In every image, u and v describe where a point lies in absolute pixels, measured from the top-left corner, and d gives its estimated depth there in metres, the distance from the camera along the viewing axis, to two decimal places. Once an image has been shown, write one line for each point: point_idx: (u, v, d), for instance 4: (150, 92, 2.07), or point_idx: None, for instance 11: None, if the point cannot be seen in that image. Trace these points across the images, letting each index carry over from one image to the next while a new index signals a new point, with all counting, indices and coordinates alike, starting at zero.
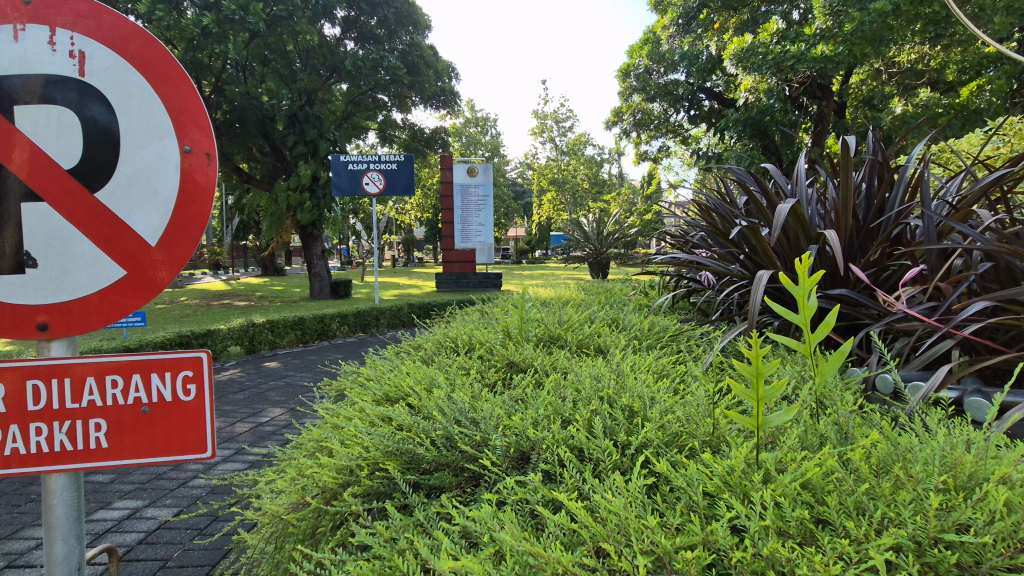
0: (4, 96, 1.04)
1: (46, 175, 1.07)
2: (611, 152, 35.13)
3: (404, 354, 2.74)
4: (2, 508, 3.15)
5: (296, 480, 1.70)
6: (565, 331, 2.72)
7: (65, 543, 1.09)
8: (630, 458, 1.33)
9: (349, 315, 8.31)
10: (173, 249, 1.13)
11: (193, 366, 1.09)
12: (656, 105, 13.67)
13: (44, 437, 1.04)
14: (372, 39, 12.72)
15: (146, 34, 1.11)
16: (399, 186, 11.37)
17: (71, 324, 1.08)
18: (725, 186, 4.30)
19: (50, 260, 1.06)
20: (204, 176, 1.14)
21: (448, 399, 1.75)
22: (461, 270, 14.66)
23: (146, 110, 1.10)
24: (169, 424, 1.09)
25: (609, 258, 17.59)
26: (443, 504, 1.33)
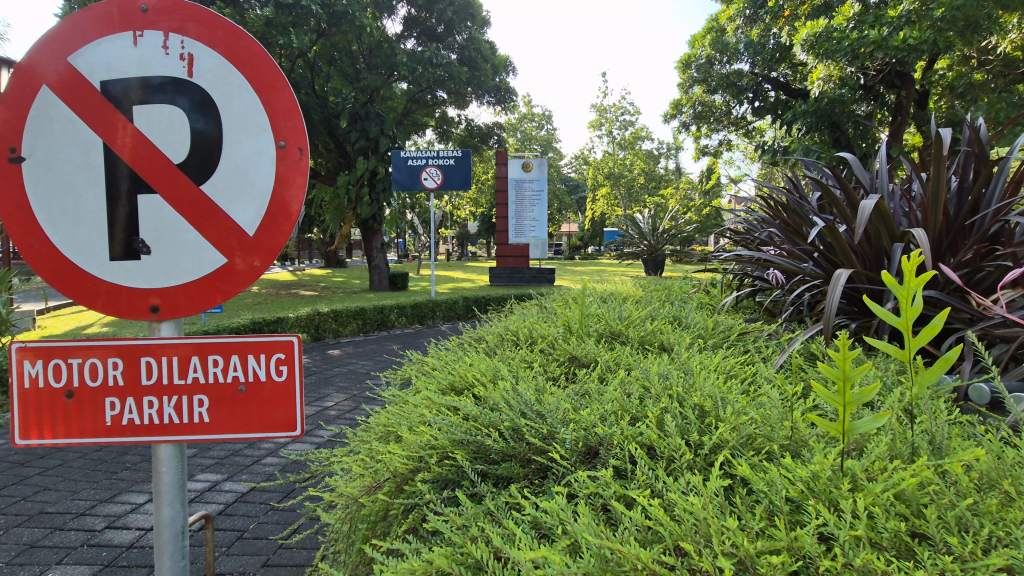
0: (127, 96, 1.15)
1: (156, 168, 1.16)
2: (668, 147, 34.25)
3: (466, 345, 2.80)
4: (102, 474, 3.47)
5: (367, 466, 1.78)
6: (627, 328, 2.68)
7: (171, 508, 1.19)
8: (704, 459, 1.30)
9: (406, 307, 8.56)
10: (264, 238, 1.18)
11: (284, 349, 1.15)
12: (717, 96, 13.17)
13: (155, 410, 1.14)
14: (433, 35, 13.02)
15: (243, 34, 1.17)
16: (456, 180, 11.48)
17: (177, 308, 1.17)
18: (795, 180, 4.10)
19: (160, 247, 1.15)
20: (297, 168, 1.19)
21: (513, 391, 1.76)
22: (515, 265, 14.73)
23: (244, 107, 1.17)
24: (263, 404, 1.16)
25: (665, 255, 17.13)
26: (512, 495, 1.35)
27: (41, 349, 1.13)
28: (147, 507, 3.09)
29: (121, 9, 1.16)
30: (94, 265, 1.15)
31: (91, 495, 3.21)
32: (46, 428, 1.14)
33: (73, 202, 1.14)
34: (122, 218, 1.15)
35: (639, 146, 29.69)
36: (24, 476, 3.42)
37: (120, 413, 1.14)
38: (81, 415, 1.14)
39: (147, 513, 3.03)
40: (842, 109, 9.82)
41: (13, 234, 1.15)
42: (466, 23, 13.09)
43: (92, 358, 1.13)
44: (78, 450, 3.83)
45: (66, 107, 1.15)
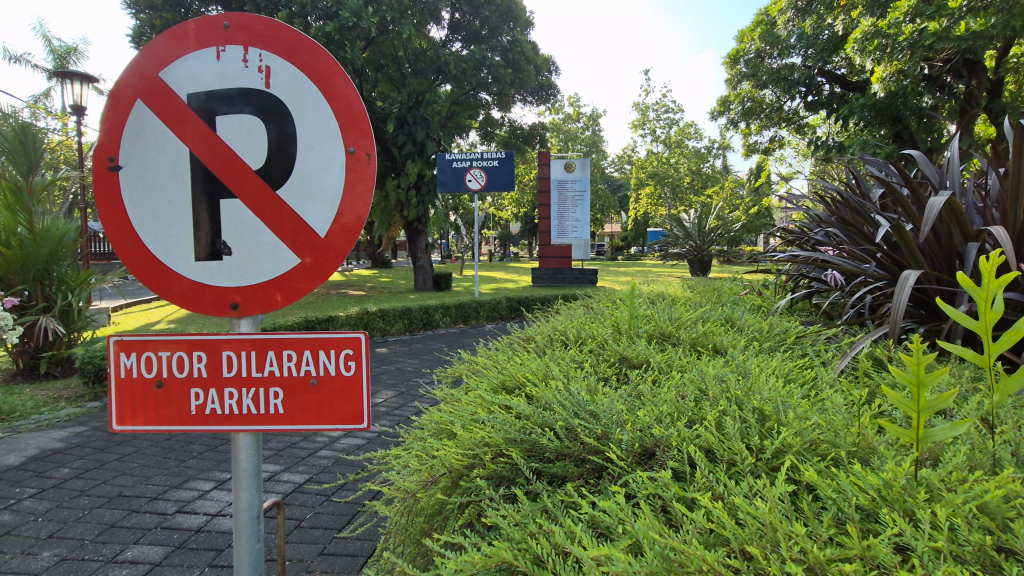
0: (211, 107, 1.24)
1: (235, 173, 1.24)
2: (715, 143, 33.30)
3: (515, 345, 2.83)
4: (172, 462, 3.70)
5: (423, 462, 1.84)
6: (677, 330, 2.64)
7: (248, 493, 1.26)
8: (766, 463, 1.26)
9: (451, 307, 8.70)
10: (336, 239, 1.24)
11: (353, 345, 1.21)
12: (768, 92, 12.75)
13: (235, 401, 1.22)
14: (476, 39, 13.16)
15: (313, 44, 1.23)
16: (500, 182, 11.56)
17: (255, 305, 1.24)
18: (855, 176, 3.93)
19: (240, 248, 1.23)
20: (366, 173, 1.23)
21: (565, 391, 1.77)
22: (557, 265, 14.71)
23: (317, 115, 1.23)
24: (333, 398, 1.22)
25: (712, 255, 16.66)
26: (568, 493, 1.35)
27: (135, 342, 1.23)
28: (213, 494, 3.27)
29: (204, 26, 1.24)
30: (181, 264, 1.24)
31: (163, 481, 3.43)
32: (139, 415, 1.24)
33: (162, 206, 1.24)
34: (206, 220, 1.24)
35: (685, 144, 28.98)
36: (104, 461, 3.68)
37: (203, 403, 1.22)
38: (169, 404, 1.23)
39: (213, 499, 3.21)
40: (902, 102, 9.32)
41: (111, 234, 1.25)
42: (509, 26, 13.20)
43: (180, 351, 1.22)
44: (151, 438, 4.09)
45: (156, 118, 1.25)
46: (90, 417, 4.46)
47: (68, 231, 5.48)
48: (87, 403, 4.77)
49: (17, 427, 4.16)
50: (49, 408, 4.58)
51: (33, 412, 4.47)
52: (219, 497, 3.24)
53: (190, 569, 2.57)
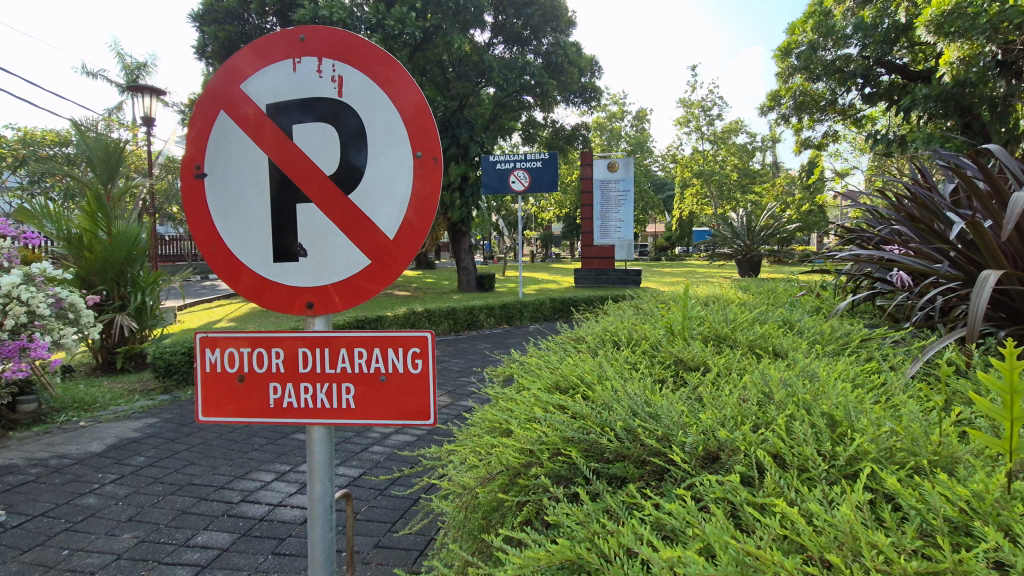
0: (288, 117, 1.31)
1: (310, 179, 1.30)
2: (765, 140, 32.13)
3: (565, 345, 2.82)
4: (236, 453, 3.89)
5: (480, 458, 1.87)
6: (734, 331, 2.57)
7: (321, 483, 1.32)
8: (839, 471, 1.22)
9: (495, 307, 8.77)
10: (404, 241, 1.28)
11: (420, 344, 1.25)
12: (822, 84, 12.22)
13: (310, 395, 1.28)
14: (519, 40, 13.22)
15: (382, 53, 1.27)
16: (543, 183, 11.58)
17: (329, 305, 1.30)
18: (922, 170, 3.72)
19: (315, 251, 1.29)
20: (432, 176, 1.26)
21: (622, 392, 1.76)
22: (600, 266, 14.58)
23: (386, 121, 1.27)
24: (403, 394, 1.26)
25: (762, 256, 16.04)
26: (631, 494, 1.35)
27: (220, 339, 1.32)
28: (273, 485, 3.43)
29: (282, 40, 1.31)
30: (261, 266, 1.31)
31: (227, 471, 3.62)
32: (223, 408, 1.32)
33: (242, 211, 1.32)
34: (282, 223, 1.30)
35: (732, 141, 28.09)
36: (175, 450, 3.91)
37: (281, 397, 1.29)
38: (249, 397, 1.30)
39: (274, 490, 3.36)
40: (971, 91, 8.75)
41: (199, 238, 1.35)
42: (551, 27, 13.20)
43: (260, 347, 1.29)
44: (215, 430, 4.31)
45: (237, 127, 1.33)
46: (160, 409, 4.75)
47: (142, 235, 5.87)
48: (158, 396, 5.08)
49: (97, 417, 4.48)
50: (125, 400, 4.91)
51: (111, 403, 4.81)
52: (279, 488, 3.40)
53: (256, 555, 2.71)
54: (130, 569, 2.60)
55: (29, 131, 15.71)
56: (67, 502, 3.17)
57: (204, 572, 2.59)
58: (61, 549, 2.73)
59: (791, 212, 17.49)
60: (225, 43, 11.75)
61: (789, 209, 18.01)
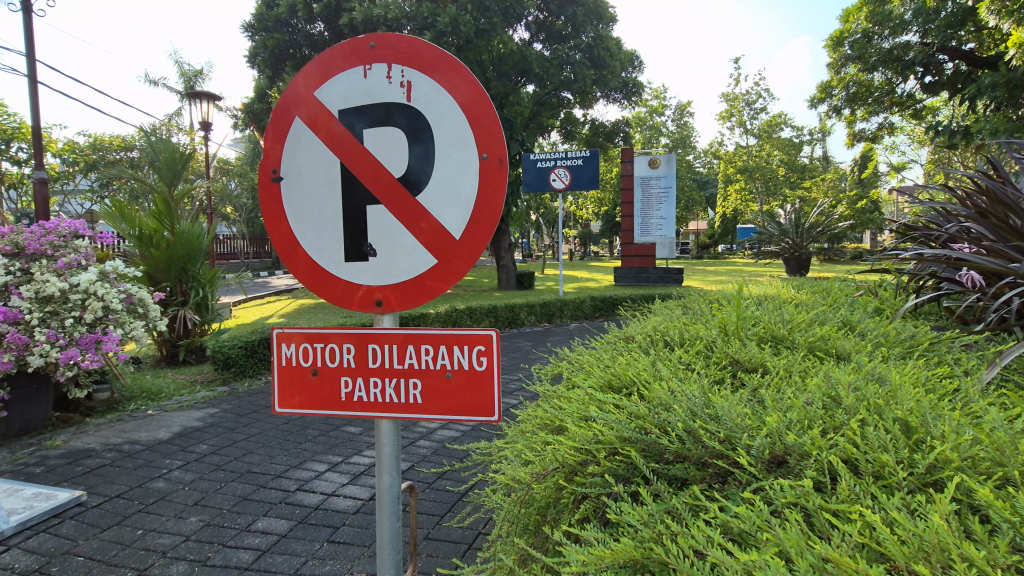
0: (358, 120, 1.35)
1: (380, 182, 1.35)
2: (814, 133, 30.86)
3: (614, 344, 2.80)
4: (291, 443, 4.06)
5: (534, 455, 1.89)
6: (792, 332, 2.50)
7: (390, 475, 1.37)
8: (919, 479, 1.17)
9: (536, 305, 8.80)
10: (470, 241, 1.30)
11: (484, 342, 1.27)
12: (878, 74, 11.66)
13: (379, 389, 1.33)
14: (559, 38, 13.19)
15: (449, 57, 1.30)
16: (584, 180, 11.55)
17: (397, 303, 1.34)
18: (994, 161, 3.49)
19: (384, 250, 1.33)
20: (498, 177, 1.29)
21: (679, 393, 1.73)
22: (641, 264, 14.37)
23: (452, 124, 1.30)
24: (468, 391, 1.29)
25: (811, 254, 15.43)
26: (694, 496, 1.33)
27: (293, 334, 1.38)
28: (327, 475, 3.56)
29: (353, 48, 1.36)
30: (334, 265, 1.37)
31: (283, 461, 3.77)
32: (298, 400, 1.38)
33: (316, 213, 1.38)
34: (354, 225, 1.35)
35: (778, 134, 27.13)
36: (235, 439, 4.11)
37: (352, 390, 1.34)
38: (322, 390, 1.36)
39: (327, 480, 3.49)
40: None
41: (276, 239, 1.43)
42: (593, 24, 13.11)
43: (333, 342, 1.35)
44: (271, 421, 4.51)
45: (311, 133, 1.39)
46: (220, 399, 5.00)
47: (203, 234, 6.17)
48: (217, 387, 5.34)
49: (163, 406, 4.75)
50: (187, 391, 5.19)
51: (175, 393, 5.09)
52: (332, 478, 3.52)
53: (312, 542, 2.82)
54: (198, 550, 2.75)
55: (98, 138, 16.77)
56: (139, 485, 3.39)
57: (265, 556, 2.71)
58: (136, 529, 2.92)
59: (842, 209, 16.76)
60: (275, 50, 12.23)
61: (841, 205, 17.26)
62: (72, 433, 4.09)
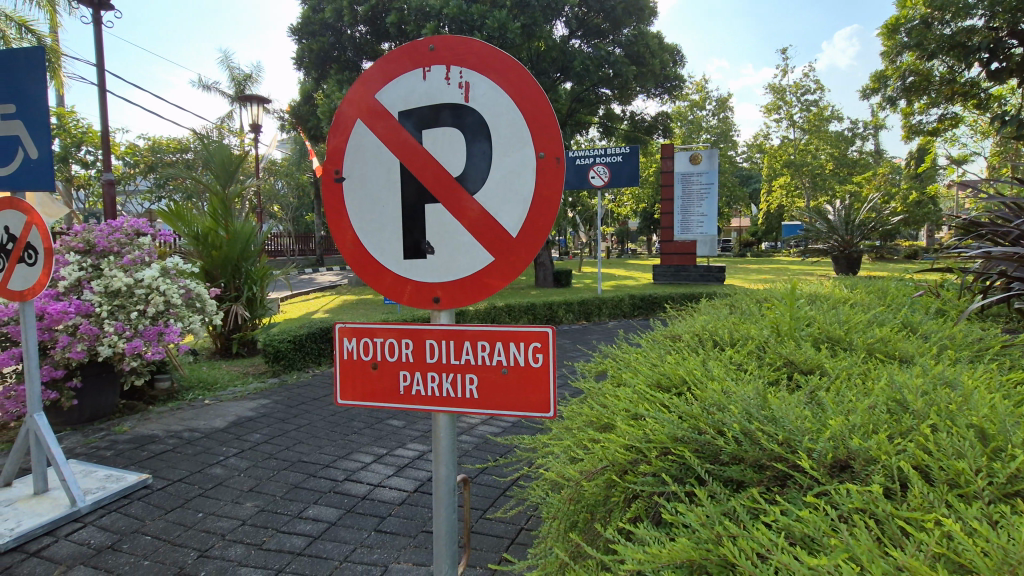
0: (417, 122, 1.39)
1: (438, 180, 1.38)
2: (867, 126, 29.48)
3: (660, 343, 2.77)
4: (338, 434, 4.19)
5: (582, 453, 1.89)
6: (849, 333, 2.41)
7: (446, 467, 1.40)
8: (1000, 489, 1.11)
9: (574, 303, 8.77)
10: (527, 238, 1.32)
11: (541, 339, 1.28)
12: (938, 62, 11.04)
13: (436, 383, 1.36)
14: (598, 34, 13.05)
15: (508, 58, 1.32)
16: (624, 178, 11.44)
17: (455, 300, 1.37)
18: None
19: (442, 248, 1.36)
20: (555, 175, 1.29)
21: (733, 393, 1.70)
22: (681, 262, 14.09)
23: (510, 122, 1.32)
24: (524, 387, 1.30)
25: (862, 252, 14.76)
26: (753, 499, 1.30)
27: (355, 329, 1.44)
28: (373, 466, 3.66)
29: (414, 50, 1.40)
30: (393, 262, 1.41)
31: (332, 451, 3.90)
32: (359, 393, 1.44)
33: (376, 212, 1.42)
34: (412, 222, 1.39)
35: (827, 128, 26.05)
36: (286, 429, 4.27)
37: (410, 383, 1.39)
38: (382, 383, 1.41)
39: (373, 471, 3.59)
40: None
41: (339, 237, 1.48)
42: (633, 19, 12.95)
43: (393, 337, 1.39)
44: (319, 412, 4.67)
45: (371, 134, 1.44)
46: (271, 391, 5.21)
47: (255, 232, 6.43)
48: (268, 379, 5.57)
49: (219, 396, 4.99)
50: (240, 382, 5.43)
51: (229, 384, 5.33)
52: (378, 469, 3.62)
53: (360, 530, 2.91)
54: (254, 534, 2.88)
55: (156, 141, 17.69)
56: (199, 470, 3.57)
57: (316, 542, 2.82)
58: (197, 511, 3.08)
59: (896, 205, 15.97)
60: (320, 54, 12.62)
61: (895, 201, 16.44)
62: (137, 420, 4.35)
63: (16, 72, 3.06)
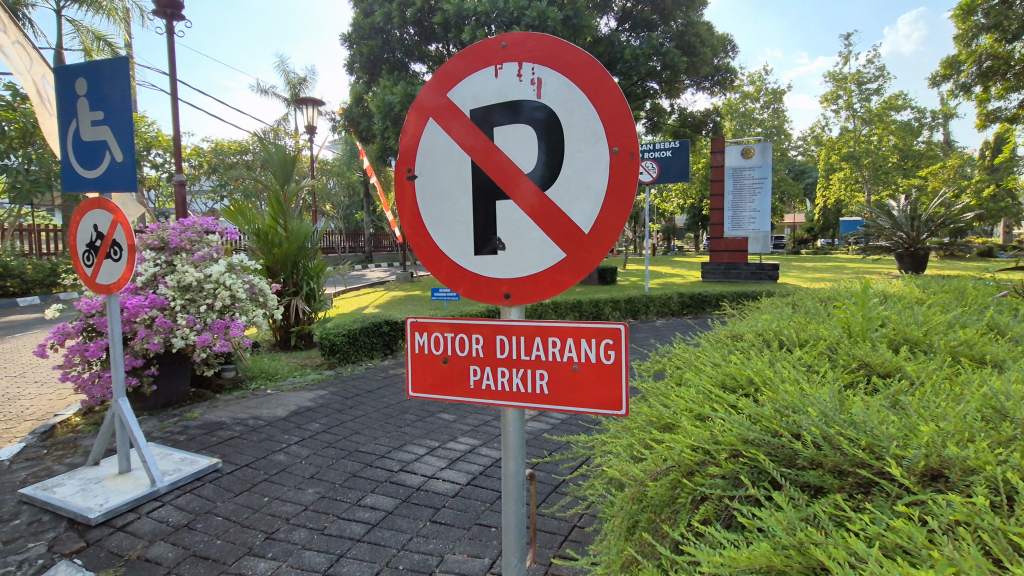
0: (488, 119, 1.40)
1: (508, 178, 1.39)
2: (936, 116, 27.67)
3: (720, 343, 2.69)
4: (393, 426, 4.31)
5: (644, 452, 1.87)
6: (929, 335, 2.28)
7: (515, 462, 1.42)
8: None
9: (620, 301, 8.69)
10: (598, 234, 1.32)
11: (613, 336, 1.27)
12: (1020, 43, 10.26)
13: (506, 377, 1.38)
14: (647, 26, 12.80)
15: (582, 53, 1.31)
16: (673, 173, 11.21)
17: (524, 296, 1.38)
18: None
19: (513, 244, 1.38)
20: (629, 171, 1.28)
21: (807, 395, 1.64)
22: (731, 260, 13.64)
23: (583, 119, 1.31)
24: (595, 383, 1.30)
25: (929, 250, 13.91)
26: (835, 505, 1.25)
27: (426, 323, 1.47)
28: (426, 458, 3.74)
29: (485, 49, 1.41)
30: (463, 258, 1.44)
31: (386, 442, 4.02)
32: (429, 385, 1.47)
33: (447, 209, 1.45)
34: (483, 218, 1.41)
35: (891, 118, 24.61)
36: (343, 420, 4.43)
37: (480, 378, 1.41)
38: (453, 378, 1.44)
39: (427, 463, 3.67)
40: None
41: (410, 234, 1.52)
42: (682, 9, 12.66)
43: (463, 333, 1.42)
44: (374, 404, 4.81)
45: (441, 132, 1.47)
46: (328, 382, 5.41)
47: (311, 230, 6.67)
48: (325, 371, 5.78)
49: (280, 386, 5.23)
50: (298, 373, 5.66)
51: (288, 375, 5.58)
52: (431, 461, 3.70)
53: (416, 520, 2.98)
54: (316, 519, 3.00)
55: (218, 143, 18.63)
56: (264, 456, 3.75)
57: (375, 529, 2.91)
58: (262, 495, 3.24)
59: (969, 199, 14.92)
60: (371, 56, 12.97)
61: (968, 195, 15.36)
62: (206, 407, 4.61)
63: (100, 79, 3.28)
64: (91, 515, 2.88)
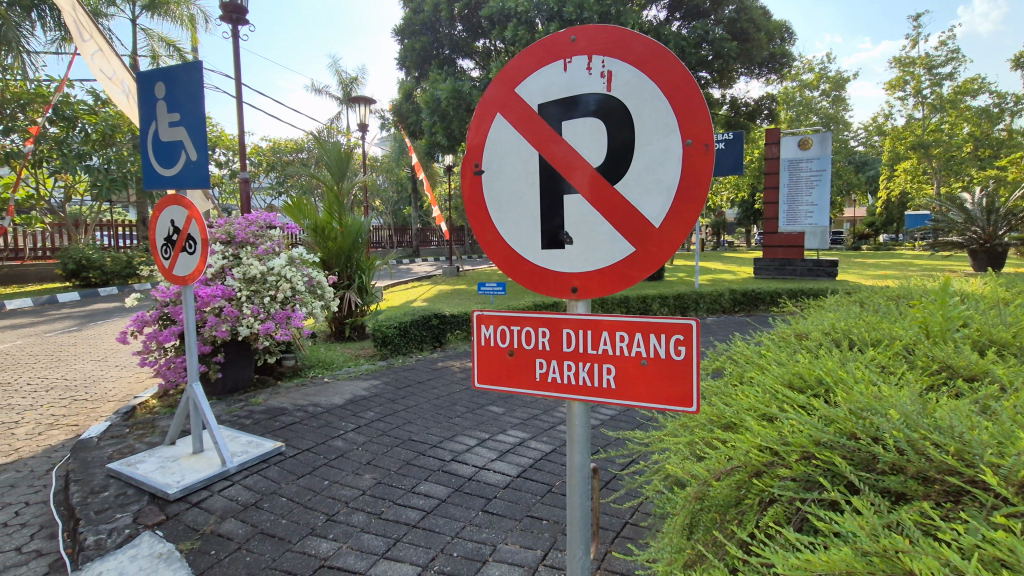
0: (556, 114, 1.40)
1: (577, 172, 1.38)
2: (1018, 100, 25.51)
3: (784, 342, 2.60)
4: (443, 416, 4.40)
5: (707, 451, 1.83)
6: (1019, 338, 2.13)
7: (580, 455, 1.42)
8: None
9: (669, 298, 8.50)
10: (669, 227, 1.30)
11: (684, 331, 1.25)
12: None
13: (573, 370, 1.38)
14: (699, 14, 12.40)
15: (655, 43, 1.29)
16: (725, 166, 10.83)
17: (593, 290, 1.38)
18: None
19: (581, 238, 1.38)
20: (703, 162, 1.25)
21: (885, 397, 1.56)
22: (786, 256, 13.10)
23: (656, 110, 1.29)
24: (664, 378, 1.28)
25: (1007, 246, 12.91)
26: (923, 514, 1.19)
27: (492, 316, 1.50)
28: (477, 449, 3.81)
29: (554, 43, 1.41)
30: (530, 252, 1.45)
31: (438, 432, 4.11)
32: (495, 376, 1.50)
33: (515, 203, 1.47)
34: (551, 212, 1.41)
35: (966, 104, 22.90)
36: (396, 409, 4.56)
37: (547, 371, 1.42)
38: (519, 370, 1.46)
39: (478, 454, 3.73)
40: None
41: (477, 229, 1.55)
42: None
43: (530, 325, 1.43)
44: (425, 395, 4.93)
45: (509, 128, 1.48)
46: (381, 372, 5.58)
47: (364, 225, 6.88)
48: (378, 361, 5.97)
49: (336, 374, 5.44)
50: (352, 363, 5.87)
51: (343, 364, 5.79)
52: (482, 453, 3.76)
53: (469, 510, 3.04)
54: (373, 504, 3.11)
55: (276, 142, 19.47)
56: (323, 442, 3.91)
57: (429, 516, 2.98)
58: (323, 479, 3.38)
59: None
60: (421, 53, 13.21)
61: None
62: (269, 393, 4.85)
63: (177, 83, 3.48)
64: (169, 490, 3.10)
